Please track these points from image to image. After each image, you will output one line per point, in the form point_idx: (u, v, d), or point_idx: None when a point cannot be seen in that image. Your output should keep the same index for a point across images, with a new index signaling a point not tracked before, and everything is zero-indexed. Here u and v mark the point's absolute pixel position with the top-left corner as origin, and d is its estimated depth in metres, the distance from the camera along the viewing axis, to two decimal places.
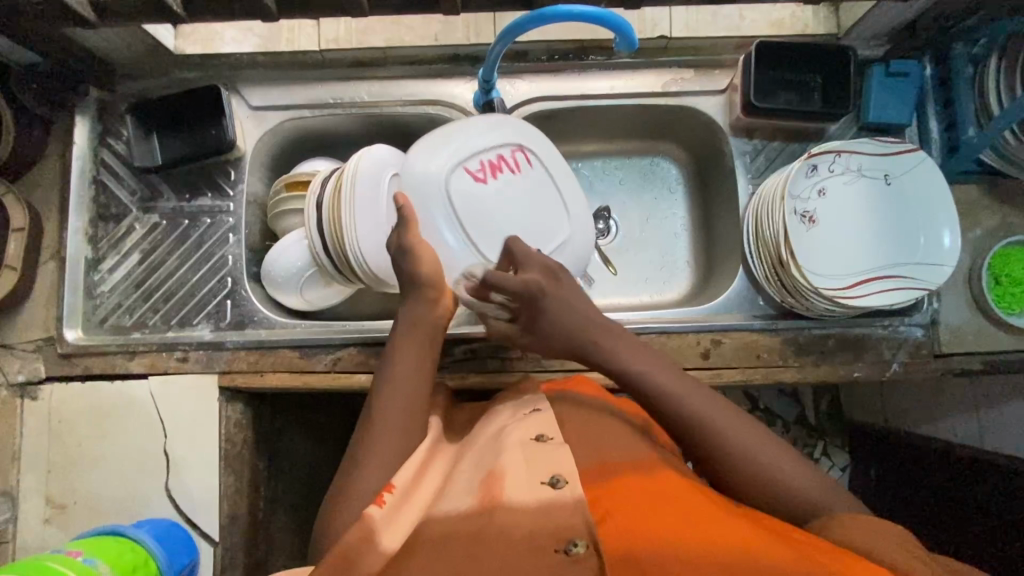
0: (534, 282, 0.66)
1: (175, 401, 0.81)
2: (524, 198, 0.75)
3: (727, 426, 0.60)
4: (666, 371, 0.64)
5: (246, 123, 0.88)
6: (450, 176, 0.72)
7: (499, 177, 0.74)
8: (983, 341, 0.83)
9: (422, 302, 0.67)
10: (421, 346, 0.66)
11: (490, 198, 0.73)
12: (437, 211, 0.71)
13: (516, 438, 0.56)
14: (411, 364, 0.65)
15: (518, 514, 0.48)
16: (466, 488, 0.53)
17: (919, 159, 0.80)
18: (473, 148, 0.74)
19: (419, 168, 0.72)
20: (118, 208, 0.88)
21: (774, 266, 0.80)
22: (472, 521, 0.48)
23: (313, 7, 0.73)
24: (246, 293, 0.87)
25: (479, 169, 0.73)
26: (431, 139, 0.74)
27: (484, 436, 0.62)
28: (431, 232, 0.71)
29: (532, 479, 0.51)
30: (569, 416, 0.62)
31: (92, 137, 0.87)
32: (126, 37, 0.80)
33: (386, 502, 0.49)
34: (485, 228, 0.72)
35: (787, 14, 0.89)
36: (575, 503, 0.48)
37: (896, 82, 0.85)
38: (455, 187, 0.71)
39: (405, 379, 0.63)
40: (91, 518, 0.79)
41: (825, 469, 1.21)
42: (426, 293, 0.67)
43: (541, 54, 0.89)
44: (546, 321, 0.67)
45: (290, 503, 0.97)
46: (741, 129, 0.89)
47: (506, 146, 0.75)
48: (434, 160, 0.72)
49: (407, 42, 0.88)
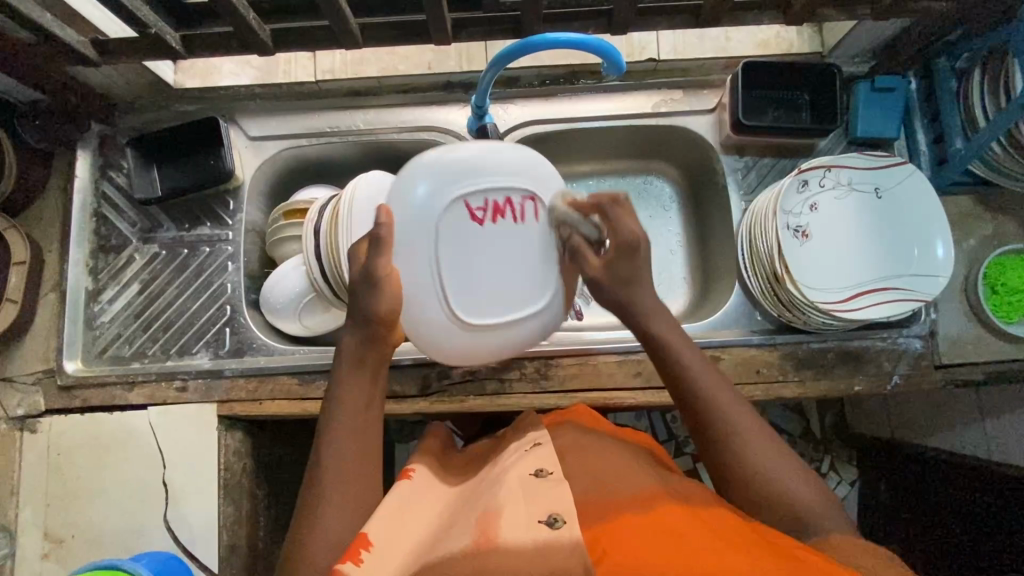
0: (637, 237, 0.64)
1: (174, 431, 0.81)
2: (519, 255, 0.62)
3: (767, 458, 0.58)
4: (687, 346, 0.64)
5: (244, 153, 0.90)
6: (444, 210, 0.60)
7: (500, 225, 0.61)
8: (982, 350, 0.82)
9: (367, 341, 0.63)
10: (367, 379, 0.64)
11: (484, 245, 0.61)
12: (417, 249, 0.60)
13: (515, 475, 0.57)
14: (362, 398, 0.63)
15: (515, 557, 0.47)
16: (460, 530, 0.53)
17: (907, 173, 0.81)
18: (479, 179, 0.60)
19: (410, 198, 0.60)
20: (118, 239, 0.89)
21: (770, 281, 0.81)
22: (466, 563, 0.48)
23: (307, 40, 0.75)
24: (244, 321, 0.87)
25: (482, 209, 0.61)
26: (448, 159, 0.60)
27: (480, 479, 0.62)
28: (404, 262, 0.60)
29: (531, 520, 0.51)
30: (568, 454, 0.63)
31: (93, 171, 0.89)
32: (127, 73, 0.82)
33: (363, 559, 0.49)
34: (465, 280, 0.61)
35: (773, 34, 0.91)
36: (573, 542, 0.48)
37: (882, 98, 0.86)
38: (448, 225, 0.60)
39: (355, 417, 0.62)
40: (90, 552, 0.78)
41: (834, 483, 1.20)
42: (373, 330, 0.62)
43: (532, 80, 0.91)
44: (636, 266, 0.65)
45: (290, 533, 0.96)
46: (731, 147, 0.90)
47: (524, 191, 0.62)
48: (435, 185, 0.60)
49: (401, 71, 0.90)
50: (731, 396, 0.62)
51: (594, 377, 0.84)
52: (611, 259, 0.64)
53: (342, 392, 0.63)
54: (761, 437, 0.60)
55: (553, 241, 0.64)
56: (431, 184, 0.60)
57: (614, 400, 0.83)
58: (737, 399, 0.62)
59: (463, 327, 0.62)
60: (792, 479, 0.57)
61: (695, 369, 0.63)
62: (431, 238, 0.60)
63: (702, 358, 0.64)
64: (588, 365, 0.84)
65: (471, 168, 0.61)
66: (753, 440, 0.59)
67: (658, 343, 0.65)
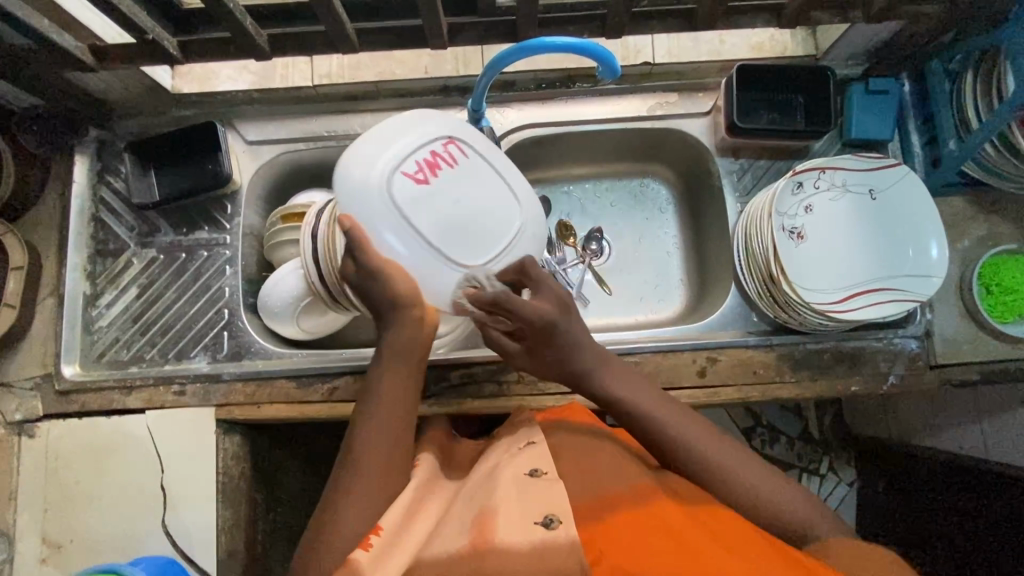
0: (546, 313, 0.64)
1: (173, 435, 0.81)
2: (476, 184, 0.65)
3: (731, 464, 0.62)
4: (626, 381, 0.67)
5: (242, 157, 0.90)
6: (388, 182, 0.62)
7: (442, 176, 0.63)
8: (978, 350, 0.83)
9: (396, 328, 0.63)
10: (408, 372, 0.65)
11: (442, 195, 0.63)
12: (389, 227, 0.61)
13: (509, 473, 0.56)
14: (395, 394, 0.64)
15: (513, 560, 0.48)
16: (455, 529, 0.53)
17: (901, 174, 0.81)
18: (406, 147, 0.64)
19: (356, 179, 0.62)
20: (116, 243, 0.89)
21: (766, 282, 0.81)
22: (464, 565, 0.48)
23: (305, 45, 0.76)
24: (243, 324, 0.87)
25: (419, 169, 0.63)
26: (368, 141, 0.64)
27: (475, 476, 0.63)
28: (387, 249, 0.61)
29: (526, 520, 0.51)
30: (562, 447, 0.63)
31: (91, 176, 0.89)
32: (125, 79, 0.83)
33: (372, 544, 0.51)
34: (443, 230, 0.62)
35: (767, 37, 0.92)
36: (570, 545, 0.48)
37: (875, 100, 0.87)
38: (399, 197, 0.61)
39: (392, 407, 0.64)
40: (88, 557, 0.78)
41: (832, 484, 1.20)
42: (409, 314, 0.63)
43: (529, 84, 0.91)
44: (557, 342, 0.66)
45: (289, 537, 0.96)
46: (727, 149, 0.91)
47: (444, 136, 0.66)
48: (367, 166, 0.62)
49: (399, 75, 0.91)
50: (678, 417, 0.65)
51: None
52: (529, 346, 0.68)
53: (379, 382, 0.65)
54: (717, 445, 0.63)
55: (493, 163, 0.67)
56: (362, 163, 0.62)
57: None
58: (684, 418, 0.64)
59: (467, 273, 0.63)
60: (762, 481, 0.61)
61: (641, 403, 0.65)
62: (390, 207, 0.61)
63: (644, 388, 0.67)
64: None
65: (394, 138, 0.64)
66: (719, 457, 0.62)
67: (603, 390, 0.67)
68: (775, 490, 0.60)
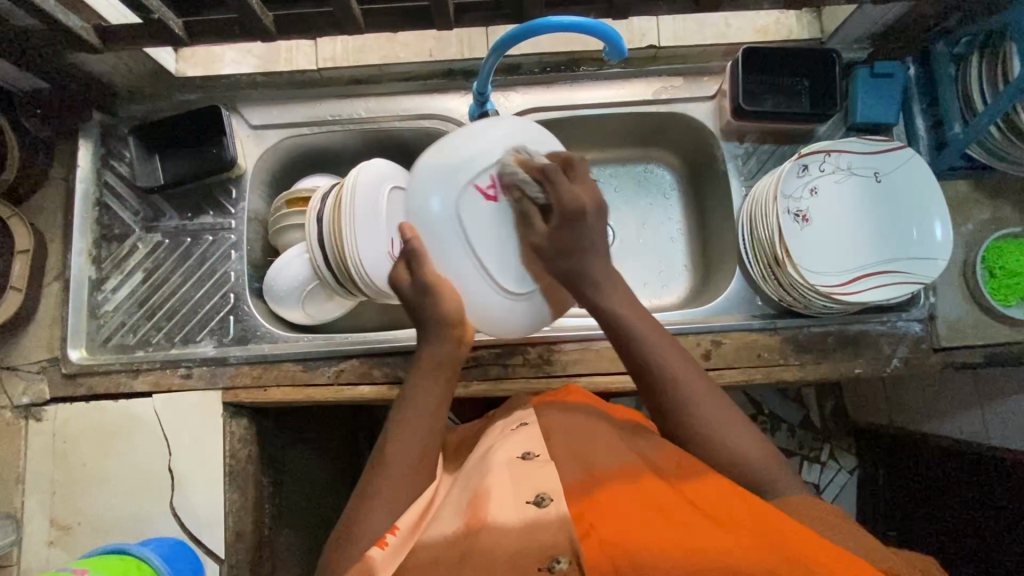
0: (581, 198, 0.65)
1: (180, 417, 0.81)
2: (542, 211, 0.69)
3: (719, 423, 0.61)
4: (644, 320, 0.66)
5: (246, 142, 0.90)
6: (461, 190, 0.66)
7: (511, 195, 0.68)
8: (981, 333, 0.83)
9: (445, 341, 0.66)
10: (444, 381, 0.66)
11: (502, 220, 0.67)
12: (449, 238, 0.66)
13: (503, 457, 0.58)
14: (430, 403, 0.64)
15: (503, 536, 0.48)
16: (452, 516, 0.54)
17: (906, 157, 0.81)
18: (479, 160, 0.67)
19: (427, 182, 0.67)
20: (121, 228, 0.89)
21: (770, 265, 0.81)
22: (459, 546, 0.49)
23: (310, 27, 0.75)
24: (248, 308, 0.88)
25: (490, 187, 0.67)
26: (453, 145, 0.68)
27: (477, 457, 0.64)
28: (441, 257, 0.67)
29: (518, 499, 0.52)
30: (552, 427, 0.63)
31: (96, 161, 0.89)
32: (129, 62, 0.82)
33: (389, 542, 0.53)
34: (496, 251, 0.67)
35: (773, 20, 0.92)
36: (559, 520, 0.49)
37: (881, 83, 0.86)
38: (463, 210, 0.66)
39: (425, 417, 0.64)
40: (97, 538, 0.79)
41: (832, 471, 1.21)
42: (450, 332, 0.66)
43: (533, 67, 0.91)
44: (583, 233, 0.66)
45: (297, 521, 0.96)
46: (732, 133, 0.91)
47: (519, 149, 0.68)
48: (444, 177, 0.66)
49: (402, 58, 0.90)
50: (683, 364, 0.64)
51: (597, 362, 0.85)
52: (555, 226, 0.66)
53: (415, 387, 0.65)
54: (710, 403, 0.62)
55: None
56: (446, 165, 0.67)
57: (617, 383, 0.84)
58: (690, 369, 0.64)
59: (503, 296, 0.69)
60: (741, 442, 0.60)
61: (652, 341, 0.65)
62: (455, 218, 0.66)
63: (662, 335, 0.66)
64: (591, 351, 0.85)
65: (472, 148, 0.67)
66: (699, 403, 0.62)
67: (617, 321, 0.66)
68: (761, 459, 0.59)
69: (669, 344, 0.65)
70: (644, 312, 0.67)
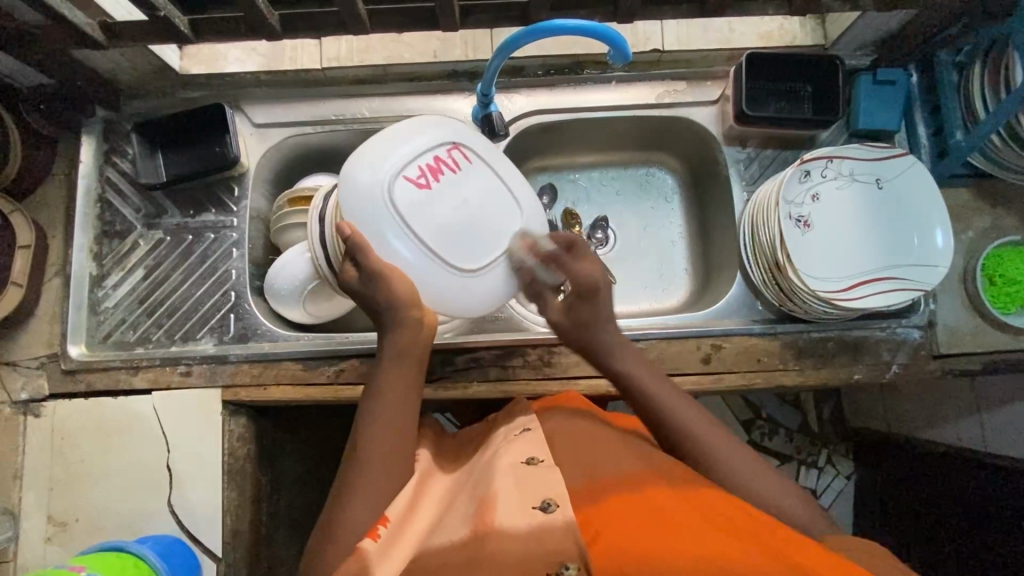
0: (601, 278, 0.69)
1: (178, 415, 0.81)
2: (477, 192, 0.69)
3: (754, 476, 0.60)
4: (650, 376, 0.67)
5: (249, 140, 0.90)
6: (397, 182, 0.66)
7: (443, 181, 0.68)
8: (981, 340, 0.83)
9: (405, 328, 0.66)
10: (412, 370, 0.66)
11: (442, 203, 0.67)
12: (382, 219, 0.65)
13: (507, 462, 0.58)
14: (399, 392, 0.64)
15: (509, 540, 0.48)
16: (459, 521, 0.54)
17: (907, 164, 0.82)
18: (409, 152, 0.67)
19: (360, 173, 0.66)
20: (123, 224, 0.89)
21: (772, 270, 0.81)
22: (464, 549, 0.50)
23: (315, 26, 0.75)
24: (249, 307, 0.87)
25: (421, 174, 0.67)
26: (388, 135, 0.68)
27: (480, 462, 0.64)
28: (383, 244, 0.66)
29: (524, 505, 0.52)
30: (557, 433, 0.64)
31: (99, 157, 0.89)
32: (133, 59, 0.82)
33: (381, 534, 0.54)
34: (438, 230, 0.67)
35: (777, 26, 0.92)
36: (566, 526, 0.49)
37: (883, 90, 0.87)
38: (401, 200, 0.66)
39: (395, 406, 0.64)
40: (93, 535, 0.79)
41: (829, 477, 1.22)
42: (410, 316, 0.65)
43: (536, 70, 0.92)
44: (601, 308, 0.70)
45: (293, 519, 0.96)
46: (734, 138, 0.91)
47: (441, 145, 0.69)
48: (372, 166, 0.66)
49: (407, 59, 0.90)
50: (700, 419, 0.63)
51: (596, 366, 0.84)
52: (572, 302, 0.70)
53: (384, 380, 0.65)
54: (737, 455, 0.61)
55: (492, 167, 0.71)
56: (373, 156, 0.66)
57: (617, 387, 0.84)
58: (704, 420, 0.64)
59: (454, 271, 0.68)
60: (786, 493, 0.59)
61: (663, 400, 0.65)
62: (387, 203, 0.65)
63: (671, 389, 0.66)
64: None
65: (401, 139, 0.68)
66: (707, 438, 0.62)
67: (627, 382, 0.67)
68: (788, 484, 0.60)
69: (678, 396, 0.66)
70: (655, 369, 0.68)
